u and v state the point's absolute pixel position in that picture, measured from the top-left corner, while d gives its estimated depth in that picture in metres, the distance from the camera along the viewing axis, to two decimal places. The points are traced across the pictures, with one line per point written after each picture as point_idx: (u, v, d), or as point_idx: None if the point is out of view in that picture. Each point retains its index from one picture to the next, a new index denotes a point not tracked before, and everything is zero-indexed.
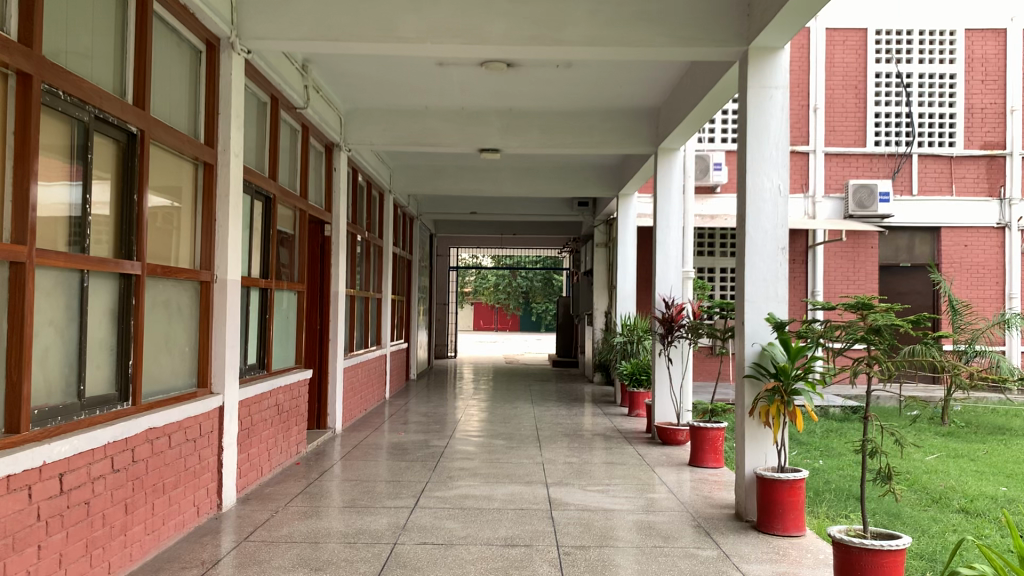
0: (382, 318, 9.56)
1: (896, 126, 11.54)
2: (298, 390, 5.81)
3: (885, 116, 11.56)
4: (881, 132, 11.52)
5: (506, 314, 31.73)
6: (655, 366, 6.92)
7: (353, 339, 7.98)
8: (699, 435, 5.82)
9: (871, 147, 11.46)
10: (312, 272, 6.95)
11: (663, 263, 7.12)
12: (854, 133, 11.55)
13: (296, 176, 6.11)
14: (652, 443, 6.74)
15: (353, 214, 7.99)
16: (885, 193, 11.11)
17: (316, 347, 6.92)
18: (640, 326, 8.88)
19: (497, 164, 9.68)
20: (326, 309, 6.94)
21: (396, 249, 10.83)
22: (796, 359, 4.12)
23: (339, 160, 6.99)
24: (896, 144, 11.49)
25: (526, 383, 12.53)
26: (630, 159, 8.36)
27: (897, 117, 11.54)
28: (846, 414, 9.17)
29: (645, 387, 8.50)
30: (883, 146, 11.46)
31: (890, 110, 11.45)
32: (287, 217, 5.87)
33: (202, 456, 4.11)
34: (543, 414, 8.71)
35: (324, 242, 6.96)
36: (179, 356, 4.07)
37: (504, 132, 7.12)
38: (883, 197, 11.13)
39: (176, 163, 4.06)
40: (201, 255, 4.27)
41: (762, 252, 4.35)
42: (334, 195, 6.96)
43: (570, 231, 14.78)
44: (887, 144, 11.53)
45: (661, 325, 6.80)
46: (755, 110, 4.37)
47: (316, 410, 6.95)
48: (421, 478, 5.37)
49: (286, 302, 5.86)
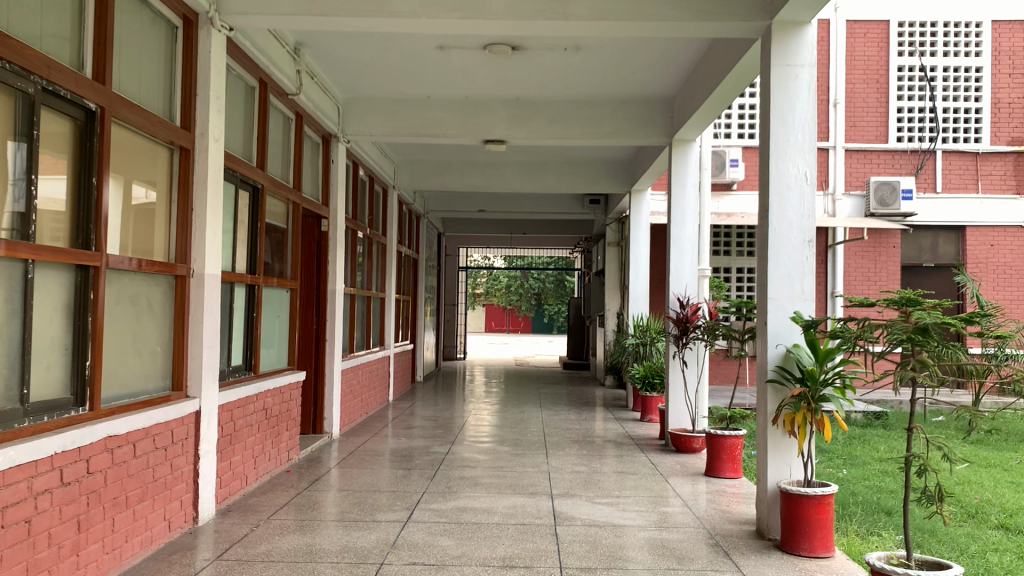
0: (385, 319, 9.21)
1: (920, 121, 11.16)
2: (289, 393, 5.48)
3: (908, 112, 11.18)
4: (904, 127, 11.13)
5: (518, 315, 31.38)
6: (669, 369, 6.53)
7: (353, 339, 7.64)
8: (717, 444, 5.44)
9: (894, 142, 11.06)
10: (307, 268, 6.61)
11: (678, 261, 6.73)
12: (876, 128, 11.14)
13: (289, 168, 5.79)
14: (665, 451, 6.37)
15: (353, 209, 7.66)
16: (908, 191, 10.68)
17: (311, 347, 6.58)
18: (653, 327, 8.50)
19: (505, 159, 9.33)
20: (322, 307, 6.60)
21: (401, 247, 10.50)
22: (824, 363, 3.75)
23: (337, 151, 6.67)
24: (919, 139, 11.10)
25: (536, 386, 12.17)
26: (643, 153, 8.00)
27: (920, 112, 11.15)
28: (868, 420, 8.77)
29: (658, 391, 8.10)
30: (905, 142, 11.07)
31: (914, 105, 11.07)
32: (278, 209, 5.53)
33: (174, 465, 3.78)
34: (552, 418, 8.35)
35: (320, 239, 6.62)
36: (149, 356, 3.73)
37: (510, 123, 6.76)
38: (905, 195, 10.70)
39: (148, 147, 3.73)
40: (176, 248, 3.94)
41: (787, 245, 3.97)
42: (331, 188, 6.63)
43: (582, 230, 14.41)
44: (910, 141, 11.15)
45: (675, 326, 6.34)
46: (779, 90, 3.99)
47: (312, 414, 6.60)
48: (418, 488, 5.02)
49: (276, 300, 5.53)
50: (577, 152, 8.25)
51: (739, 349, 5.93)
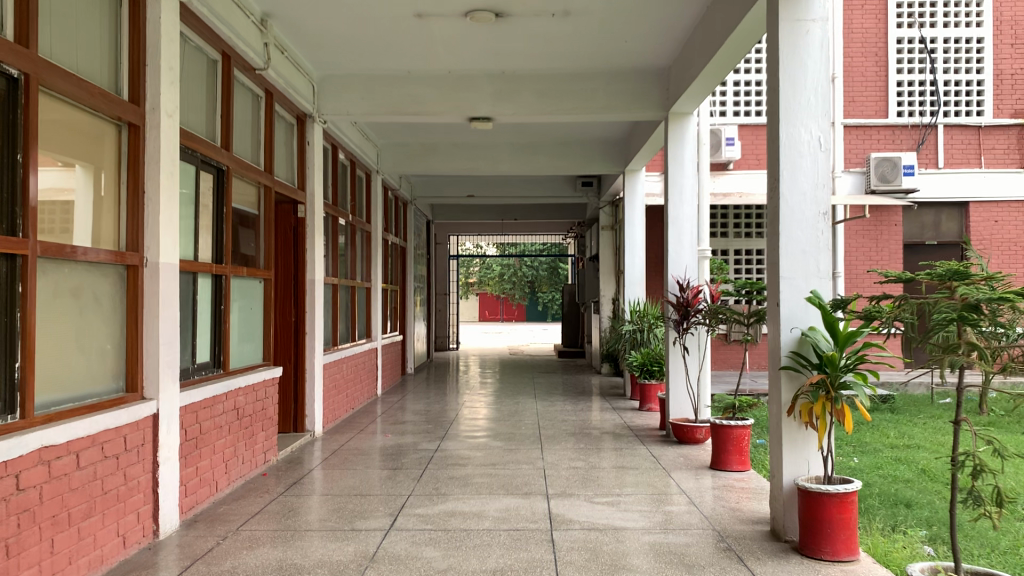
0: (371, 309, 8.83)
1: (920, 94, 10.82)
2: (264, 391, 5.10)
3: (908, 86, 10.83)
4: (904, 101, 10.79)
5: (512, 304, 30.99)
6: (669, 356, 6.18)
7: (337, 331, 7.27)
8: (722, 436, 5.09)
9: (894, 117, 10.72)
10: (284, 257, 6.23)
11: (676, 241, 6.36)
12: (875, 103, 10.80)
13: (259, 149, 5.40)
14: (667, 443, 6.03)
15: (333, 194, 7.27)
16: (909, 166, 10.36)
17: (290, 340, 6.21)
18: (651, 313, 8.16)
19: (492, 140, 8.94)
20: (301, 297, 6.22)
21: (387, 235, 10.11)
22: (845, 347, 3.40)
23: (314, 132, 6.30)
24: (921, 113, 10.74)
25: (531, 375, 11.84)
26: (637, 130, 7.63)
27: (920, 86, 10.81)
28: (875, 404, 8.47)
29: (657, 379, 7.74)
30: (906, 118, 10.73)
31: (914, 79, 10.72)
32: (247, 194, 5.16)
33: (129, 475, 3.41)
34: (547, 409, 8.01)
35: (297, 226, 6.23)
36: (98, 355, 3.36)
37: (495, 98, 6.37)
38: (907, 171, 10.38)
39: (89, 121, 3.35)
40: (127, 234, 3.56)
41: (799, 218, 3.62)
42: (307, 172, 6.25)
43: (574, 214, 14.03)
44: (911, 115, 10.80)
45: (675, 311, 5.97)
46: (788, 48, 3.62)
47: (292, 412, 6.24)
48: (402, 491, 4.65)
49: (248, 291, 5.15)
50: (568, 130, 7.87)
51: (745, 334, 5.61)
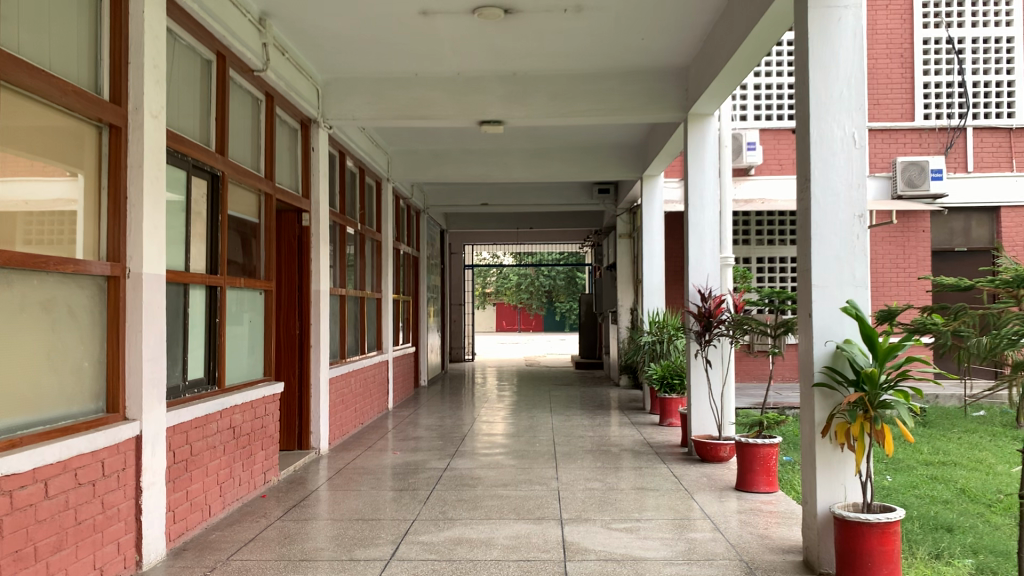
0: (382, 321, 8.57)
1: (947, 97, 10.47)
2: (263, 408, 4.84)
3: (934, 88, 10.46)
4: (931, 103, 10.43)
5: (529, 314, 30.67)
6: (690, 370, 5.92)
7: (345, 344, 7.01)
8: (749, 455, 4.79)
9: (920, 121, 10.36)
10: (288, 267, 5.99)
11: (697, 248, 6.05)
12: (901, 106, 10.42)
13: (259, 155, 5.17)
14: (689, 461, 5.72)
15: (340, 202, 7.03)
16: (937, 170, 10.08)
17: (295, 353, 5.95)
18: (672, 323, 7.86)
19: (506, 146, 8.68)
20: (305, 309, 5.97)
21: (399, 245, 9.86)
22: (886, 363, 3.10)
23: (318, 138, 6.06)
24: (948, 116, 10.38)
25: (548, 388, 11.54)
26: (655, 134, 7.35)
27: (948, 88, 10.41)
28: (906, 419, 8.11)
29: (678, 393, 7.45)
30: (933, 120, 10.36)
31: (941, 80, 10.33)
32: (246, 201, 4.92)
33: (107, 504, 3.16)
34: (563, 424, 7.71)
35: (301, 234, 5.98)
36: (74, 373, 3.12)
37: (506, 101, 6.10)
38: (935, 175, 10.11)
39: (65, 122, 3.12)
40: (107, 243, 3.33)
41: (832, 221, 3.32)
42: (311, 178, 6.01)
43: (591, 223, 13.75)
44: (937, 118, 10.45)
45: (696, 322, 5.67)
46: (819, 37, 3.33)
47: (297, 428, 5.98)
48: (406, 515, 4.38)
49: (247, 302, 4.91)
50: (583, 134, 7.60)
51: (772, 346, 5.30)
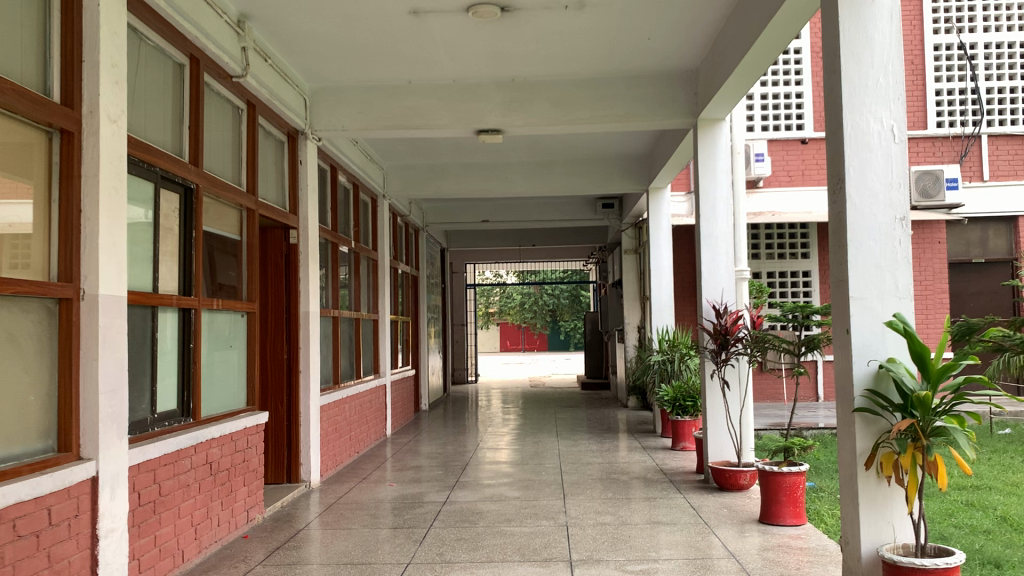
0: (379, 343, 8.20)
1: (960, 104, 10.03)
2: (245, 441, 4.47)
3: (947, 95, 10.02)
4: (943, 111, 10.01)
5: (533, 334, 30.24)
6: (706, 391, 5.54)
7: (339, 369, 6.65)
8: (774, 485, 4.38)
9: (933, 128, 9.92)
10: (275, 287, 5.64)
11: (710, 261, 5.67)
12: (913, 114, 10.01)
13: (241, 167, 4.83)
14: (706, 490, 5.33)
15: (332, 218, 6.68)
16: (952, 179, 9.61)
17: (283, 380, 5.59)
18: (683, 342, 7.58)
19: (506, 159, 8.35)
20: (294, 332, 5.60)
21: (397, 264, 9.51)
22: (937, 387, 2.74)
23: (306, 150, 5.72)
24: (961, 124, 9.97)
25: (554, 410, 11.16)
26: (662, 142, 7.00)
27: (960, 95, 10.00)
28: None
29: (691, 415, 7.07)
30: (946, 128, 9.94)
31: (953, 87, 9.89)
32: (226, 216, 4.58)
33: (55, 558, 2.78)
34: (570, 449, 7.33)
35: (289, 253, 5.63)
36: (16, 408, 2.75)
37: (505, 108, 5.76)
38: (950, 185, 9.64)
39: (7, 126, 2.76)
40: (58, 260, 2.97)
41: (869, 225, 2.96)
42: (299, 193, 5.67)
43: (596, 239, 13.40)
44: (950, 126, 10.02)
45: (712, 340, 5.29)
46: (851, 21, 2.97)
47: (286, 460, 5.60)
48: (399, 557, 3.98)
49: (227, 325, 4.55)
50: (586, 143, 7.26)
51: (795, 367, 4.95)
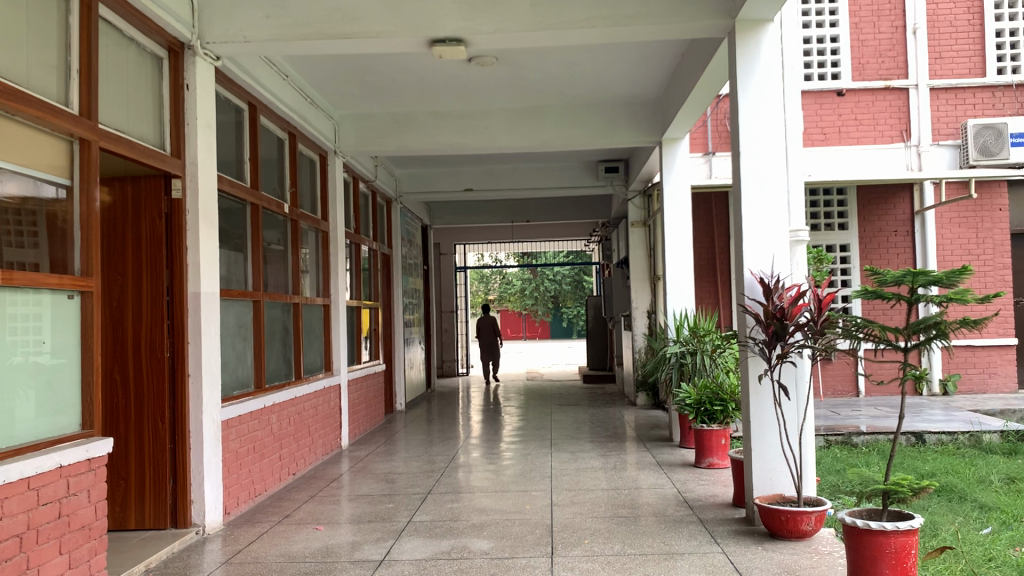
0: (332, 333, 6.65)
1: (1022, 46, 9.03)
2: (58, 487, 2.94)
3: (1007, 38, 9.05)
4: (1004, 55, 8.99)
5: (535, 321, 28.71)
6: (752, 401, 3.99)
7: (263, 369, 5.12)
8: (873, 551, 2.83)
9: (993, 76, 8.93)
10: (149, 261, 4.07)
11: (754, 218, 4.09)
12: (969, 60, 9.01)
13: (69, 79, 3.28)
14: (754, 540, 3.78)
15: (251, 174, 5.13)
16: (1018, 134, 8.58)
17: (164, 387, 4.05)
18: (708, 330, 6.09)
19: (485, 104, 6.78)
20: (178, 322, 4.07)
21: (361, 239, 7.94)
22: None
23: (194, 72, 4.18)
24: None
25: (552, 408, 9.65)
26: (685, 69, 5.44)
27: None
28: (1007, 445, 6.49)
29: (720, 422, 5.51)
30: (1008, 75, 8.92)
31: (1017, 26, 8.97)
32: (29, 147, 3.03)
33: None
34: (568, 466, 5.80)
35: (169, 213, 4.09)
36: None
37: (466, 8, 4.19)
38: (1014, 141, 8.58)
39: None
40: None
41: None
42: (186, 133, 4.15)
43: (598, 213, 11.83)
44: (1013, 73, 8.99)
45: (761, 329, 3.75)
46: None
47: (168, 497, 4.06)
48: None
49: (33, 318, 3.00)
50: (583, 68, 5.69)
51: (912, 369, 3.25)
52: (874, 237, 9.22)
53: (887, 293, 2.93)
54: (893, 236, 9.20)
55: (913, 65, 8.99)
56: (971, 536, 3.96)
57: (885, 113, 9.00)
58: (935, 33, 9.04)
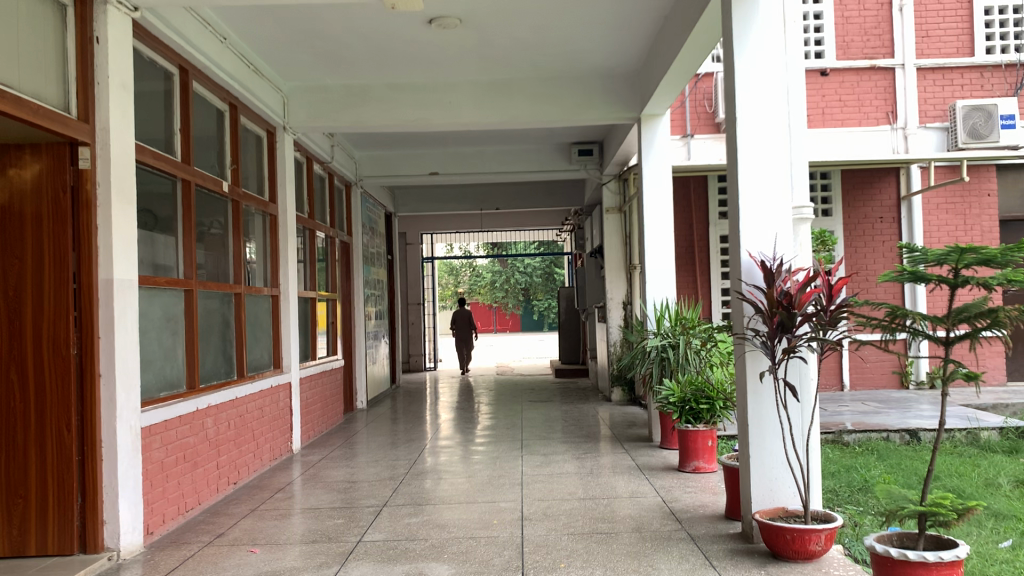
0: (282, 326, 6.07)
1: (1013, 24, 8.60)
2: None
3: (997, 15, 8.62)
4: (994, 34, 8.57)
5: (506, 314, 28.20)
6: (751, 402, 3.50)
7: (197, 367, 4.54)
8: None
9: (982, 56, 8.51)
10: (51, 242, 3.46)
11: (751, 193, 3.62)
12: (957, 39, 8.59)
13: None
14: (754, 562, 3.29)
15: (183, 146, 4.55)
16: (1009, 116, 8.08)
17: (70, 390, 3.46)
18: (691, 321, 5.62)
19: (448, 76, 6.23)
20: (87, 312, 3.48)
21: (317, 225, 7.35)
22: None
23: (104, 22, 3.58)
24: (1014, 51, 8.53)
25: (523, 405, 9.13)
26: (670, 29, 4.93)
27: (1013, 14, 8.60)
28: (1007, 442, 6.08)
29: (707, 422, 5.01)
30: (998, 55, 8.51)
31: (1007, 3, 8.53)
32: None
33: None
34: (540, 470, 5.29)
35: (76, 186, 3.50)
36: None
37: None
38: (1005, 122, 8.10)
39: None
40: None
41: None
42: (97, 93, 3.57)
43: (570, 200, 11.33)
44: (1003, 53, 8.58)
45: (763, 317, 3.25)
46: None
47: (77, 519, 3.48)
48: None
49: None
50: (556, 31, 5.16)
51: (958, 369, 2.87)
52: (858, 224, 8.80)
53: (928, 273, 2.59)
54: (879, 223, 8.79)
55: (900, 44, 8.58)
56: (996, 553, 3.50)
57: (870, 94, 8.58)
58: (921, 10, 8.60)
